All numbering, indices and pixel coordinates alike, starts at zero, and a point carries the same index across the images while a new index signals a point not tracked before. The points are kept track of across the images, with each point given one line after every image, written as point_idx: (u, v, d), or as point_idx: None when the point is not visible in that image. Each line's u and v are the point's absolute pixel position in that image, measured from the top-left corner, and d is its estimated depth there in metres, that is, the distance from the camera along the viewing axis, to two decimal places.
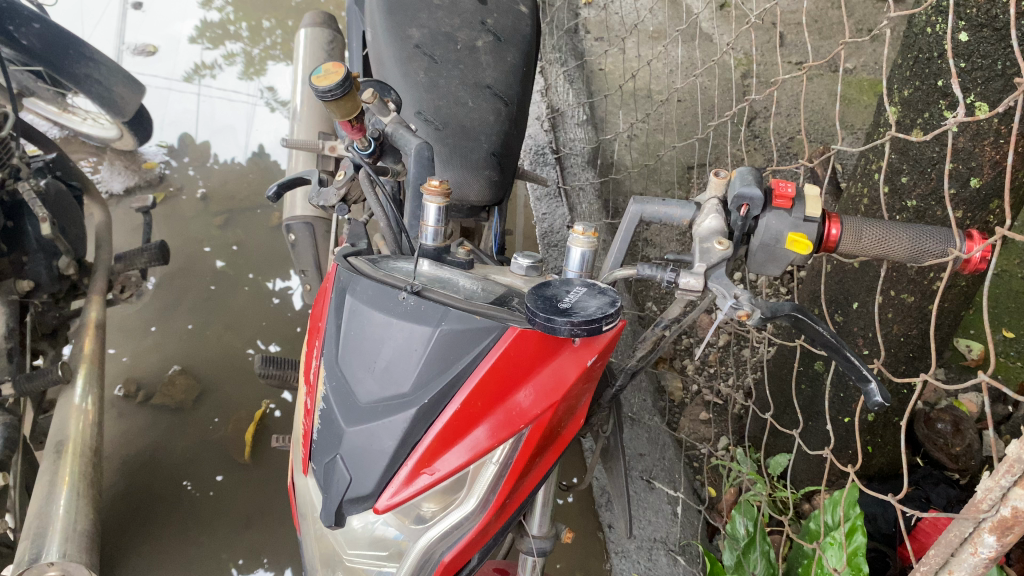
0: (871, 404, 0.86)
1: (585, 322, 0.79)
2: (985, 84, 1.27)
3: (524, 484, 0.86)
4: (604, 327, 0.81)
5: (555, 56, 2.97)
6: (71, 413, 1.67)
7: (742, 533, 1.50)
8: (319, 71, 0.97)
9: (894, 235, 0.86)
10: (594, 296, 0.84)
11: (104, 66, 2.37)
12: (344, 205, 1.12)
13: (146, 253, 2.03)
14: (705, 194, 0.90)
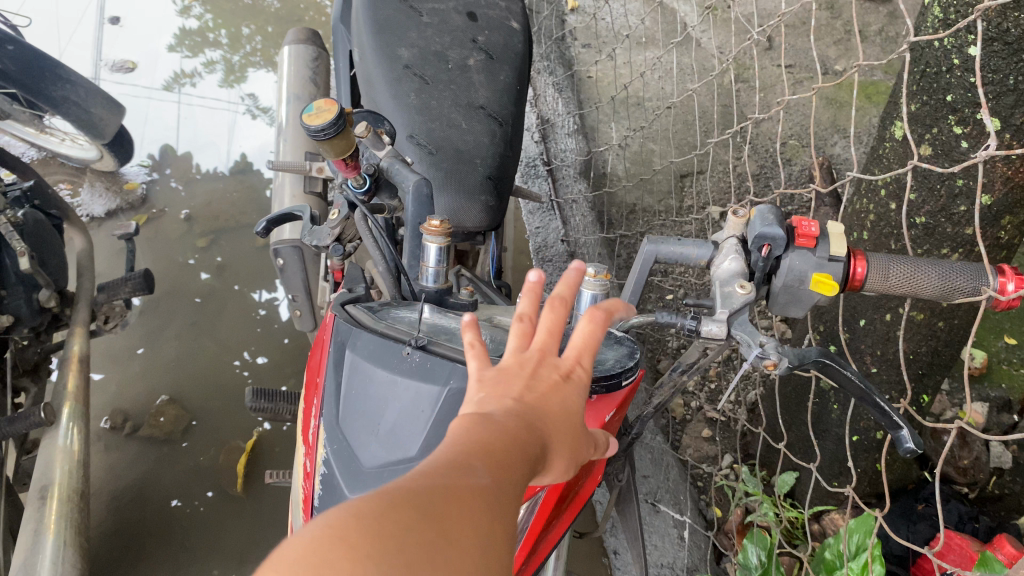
0: (903, 451, 0.82)
1: (603, 381, 0.81)
2: (996, 99, 1.23)
3: (540, 548, 0.83)
4: (621, 381, 0.83)
5: (543, 63, 2.92)
6: (55, 455, 1.61)
7: (754, 563, 1.47)
8: (310, 109, 0.92)
9: (923, 272, 0.82)
10: (612, 345, 0.86)
11: (82, 88, 2.30)
12: (339, 245, 1.08)
13: (130, 282, 1.97)
14: (722, 233, 0.86)
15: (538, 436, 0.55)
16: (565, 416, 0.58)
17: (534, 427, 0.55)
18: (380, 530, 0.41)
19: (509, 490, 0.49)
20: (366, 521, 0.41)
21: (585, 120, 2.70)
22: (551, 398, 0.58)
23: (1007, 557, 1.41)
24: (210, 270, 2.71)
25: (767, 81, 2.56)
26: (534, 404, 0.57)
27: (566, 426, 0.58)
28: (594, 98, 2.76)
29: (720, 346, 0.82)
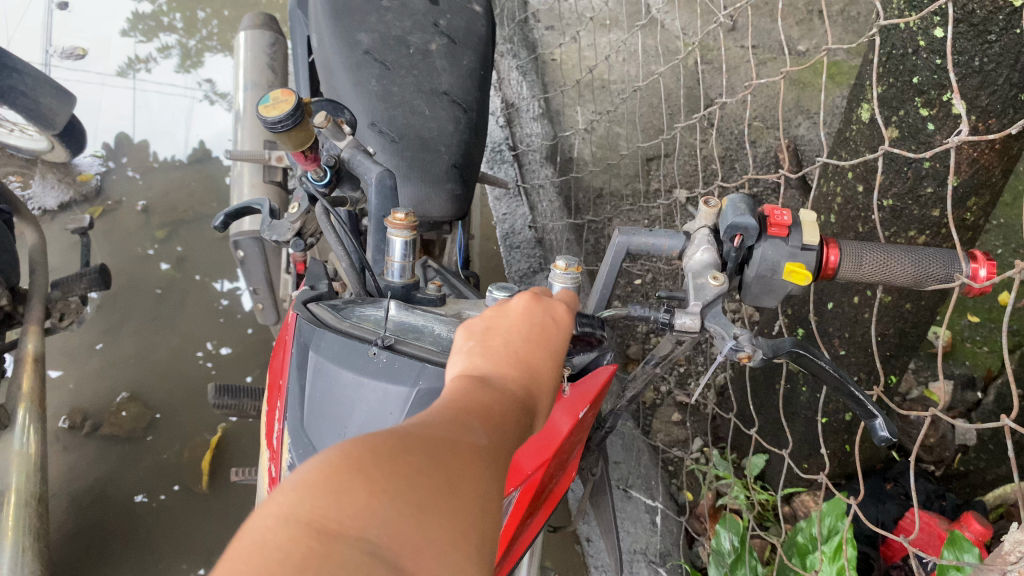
0: (877, 439, 0.81)
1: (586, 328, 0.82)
2: (962, 81, 1.23)
3: (514, 549, 0.82)
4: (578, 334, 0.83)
5: (507, 46, 2.88)
6: (11, 458, 1.56)
7: (727, 548, 1.47)
8: (267, 100, 0.88)
9: (895, 259, 0.81)
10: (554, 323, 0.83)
11: (30, 76, 2.22)
12: (300, 239, 1.04)
13: (85, 278, 1.91)
14: (694, 222, 0.84)
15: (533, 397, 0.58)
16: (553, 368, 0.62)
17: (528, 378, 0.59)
18: (394, 473, 0.42)
19: (506, 447, 0.51)
20: (386, 465, 0.42)
21: (550, 104, 2.66)
22: (541, 370, 0.60)
23: (974, 534, 1.42)
24: (170, 261, 2.64)
25: (733, 63, 2.54)
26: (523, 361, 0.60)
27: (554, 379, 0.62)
28: (559, 82, 2.73)
29: (694, 339, 0.81)
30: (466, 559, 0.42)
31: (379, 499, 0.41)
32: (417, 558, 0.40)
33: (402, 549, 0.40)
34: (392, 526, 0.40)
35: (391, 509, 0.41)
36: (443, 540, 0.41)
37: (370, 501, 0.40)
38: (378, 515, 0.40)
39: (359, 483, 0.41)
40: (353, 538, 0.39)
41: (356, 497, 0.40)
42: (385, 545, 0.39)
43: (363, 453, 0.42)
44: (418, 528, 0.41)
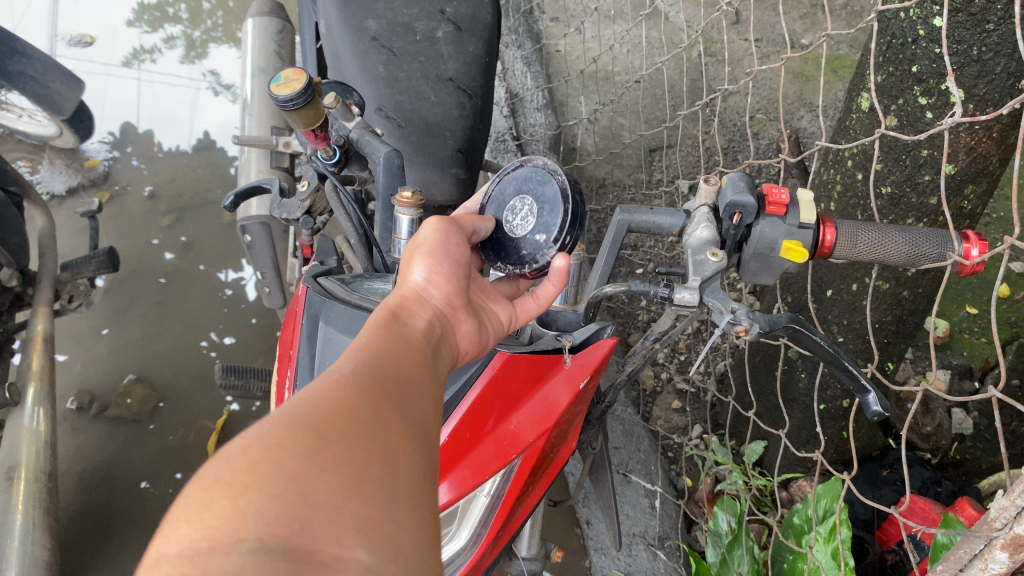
0: (869, 414, 0.84)
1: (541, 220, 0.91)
2: (961, 69, 1.24)
3: (517, 514, 0.85)
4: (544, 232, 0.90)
5: (511, 37, 2.90)
6: (22, 435, 1.59)
7: (724, 530, 1.49)
8: (278, 78, 0.91)
9: (890, 237, 0.83)
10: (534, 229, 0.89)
11: (40, 62, 2.24)
12: (309, 217, 1.07)
13: (94, 261, 1.94)
14: (694, 201, 0.86)
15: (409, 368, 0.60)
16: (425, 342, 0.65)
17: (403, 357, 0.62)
18: (264, 474, 0.44)
19: (384, 412, 0.54)
20: (256, 471, 0.44)
21: (554, 94, 2.68)
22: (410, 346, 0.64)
23: (967, 518, 1.44)
24: (175, 250, 2.66)
25: (736, 55, 2.54)
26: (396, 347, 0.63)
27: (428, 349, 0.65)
28: (563, 73, 2.74)
29: (693, 313, 0.83)
30: (357, 529, 0.44)
31: (247, 498, 0.42)
32: (303, 541, 0.41)
33: (284, 538, 0.41)
34: (269, 517, 0.42)
35: (264, 505, 0.42)
36: (330, 521, 0.43)
37: (241, 506, 0.42)
38: (249, 510, 0.42)
39: (224, 495, 0.42)
40: (229, 542, 0.40)
41: (222, 510, 0.42)
42: (264, 542, 0.40)
43: (227, 472, 0.44)
44: (299, 513, 0.43)
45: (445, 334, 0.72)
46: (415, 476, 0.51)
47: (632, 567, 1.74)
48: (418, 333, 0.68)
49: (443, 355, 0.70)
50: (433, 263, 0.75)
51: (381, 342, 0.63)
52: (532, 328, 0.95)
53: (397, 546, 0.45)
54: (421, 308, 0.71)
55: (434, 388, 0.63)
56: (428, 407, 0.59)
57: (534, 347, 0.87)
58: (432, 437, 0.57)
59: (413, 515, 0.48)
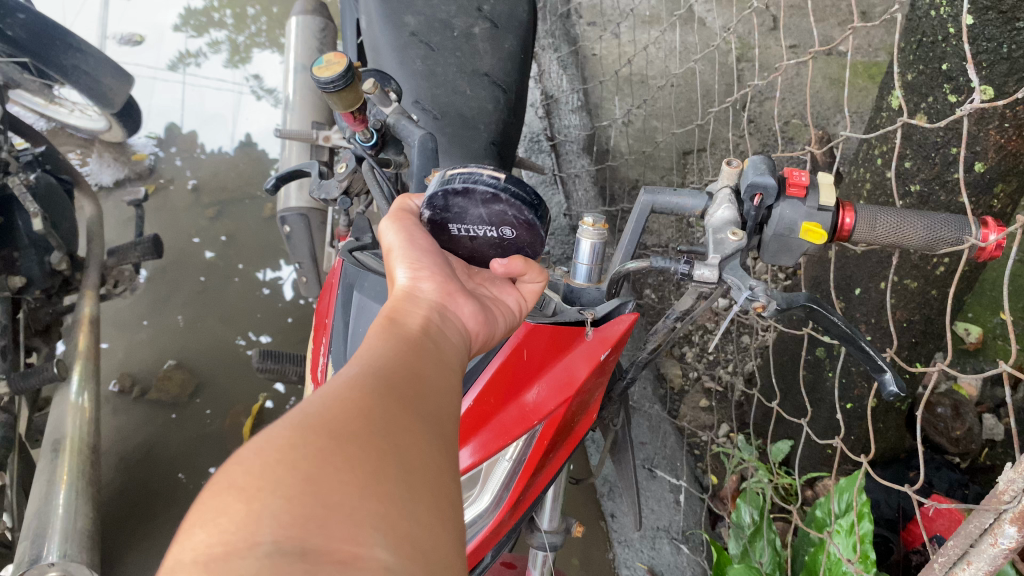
0: (886, 396, 0.85)
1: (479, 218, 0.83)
2: (990, 67, 1.23)
3: (538, 481, 0.92)
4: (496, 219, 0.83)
5: (548, 41, 2.93)
6: (67, 411, 1.65)
7: (746, 522, 1.50)
8: (321, 61, 0.96)
9: (909, 222, 0.86)
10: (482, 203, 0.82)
11: (92, 57, 2.33)
12: (346, 197, 1.11)
13: (139, 247, 2.00)
14: (717, 183, 0.91)
15: (407, 369, 0.60)
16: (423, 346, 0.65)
17: (405, 359, 0.62)
18: (278, 475, 0.44)
19: (382, 405, 0.54)
20: (270, 474, 0.44)
21: (588, 97, 2.71)
22: (411, 351, 0.64)
23: None
24: (215, 247, 2.72)
25: (769, 60, 2.49)
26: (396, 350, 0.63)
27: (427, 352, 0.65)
28: (598, 76, 2.75)
29: (713, 289, 0.87)
30: (374, 526, 0.44)
31: (262, 501, 0.42)
32: (320, 542, 0.42)
33: (300, 540, 0.41)
34: (285, 519, 0.42)
35: (280, 507, 0.42)
36: (348, 520, 0.43)
37: (256, 510, 0.42)
38: (266, 516, 0.41)
39: (238, 499, 0.43)
40: (245, 547, 0.40)
41: (237, 514, 0.42)
42: (282, 544, 0.41)
43: (241, 476, 0.44)
44: (315, 513, 0.43)
45: (445, 322, 0.73)
46: (429, 471, 0.51)
47: (656, 559, 1.75)
48: (420, 331, 0.68)
49: (452, 346, 0.71)
50: (409, 260, 0.77)
51: (387, 346, 0.63)
52: (556, 302, 1.01)
53: (413, 541, 0.46)
54: (416, 302, 0.73)
55: (446, 385, 0.63)
56: (440, 403, 0.59)
57: (558, 319, 0.95)
58: (445, 432, 0.57)
59: (427, 509, 0.48)
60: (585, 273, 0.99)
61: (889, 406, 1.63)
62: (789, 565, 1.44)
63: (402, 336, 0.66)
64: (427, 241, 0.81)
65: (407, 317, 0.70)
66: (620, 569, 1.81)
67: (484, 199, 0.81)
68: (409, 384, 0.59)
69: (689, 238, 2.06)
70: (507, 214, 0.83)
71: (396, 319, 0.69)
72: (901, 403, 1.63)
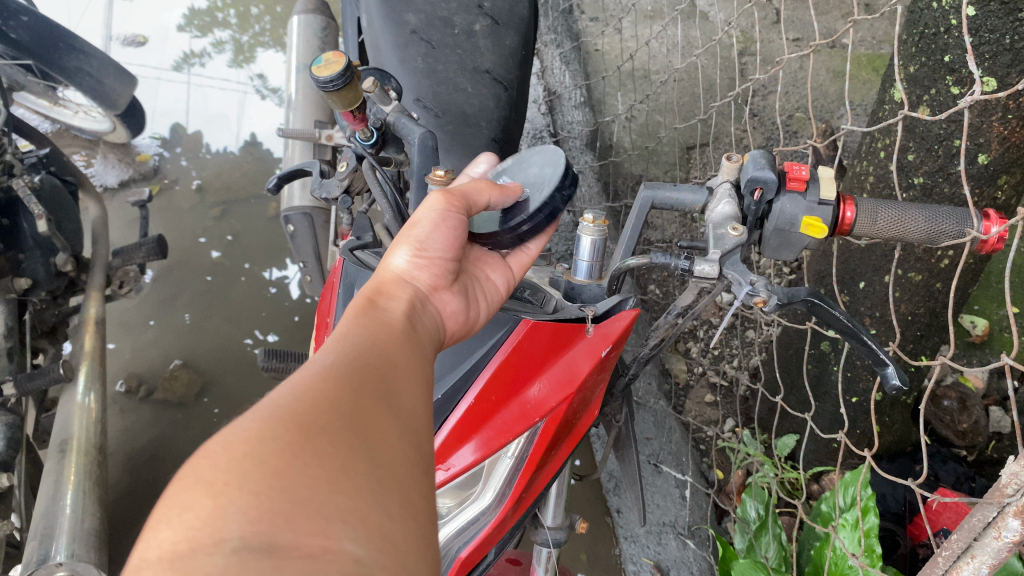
0: (889, 391, 0.84)
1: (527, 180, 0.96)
2: (993, 58, 1.22)
3: (541, 477, 0.92)
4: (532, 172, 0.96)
5: (550, 37, 2.93)
6: (73, 411, 1.66)
7: (752, 517, 1.49)
8: (319, 61, 0.97)
9: (909, 215, 0.86)
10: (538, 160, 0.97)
11: (95, 58, 2.33)
12: (347, 196, 1.11)
13: (143, 248, 2.01)
14: (717, 178, 0.91)
15: (381, 356, 0.62)
16: (399, 334, 0.67)
17: (382, 347, 0.63)
18: (245, 469, 0.45)
19: (353, 391, 0.55)
20: (237, 468, 0.45)
21: (592, 93, 2.70)
22: (386, 338, 0.65)
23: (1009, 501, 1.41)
24: (221, 247, 2.73)
25: (772, 53, 2.47)
26: (372, 337, 0.64)
27: (401, 339, 0.67)
28: (600, 71, 2.74)
29: (713, 285, 0.87)
30: (344, 521, 0.45)
31: (228, 497, 0.43)
32: (288, 537, 0.42)
33: (267, 535, 0.42)
34: (251, 514, 0.43)
35: (246, 503, 0.43)
36: (316, 515, 0.44)
37: (221, 506, 0.43)
38: (232, 514, 0.42)
39: (204, 494, 0.44)
40: (211, 543, 0.41)
41: (203, 509, 0.43)
42: (248, 541, 0.41)
43: (207, 472, 0.45)
44: (283, 509, 0.44)
45: (426, 312, 0.76)
46: (401, 462, 0.52)
47: (662, 554, 1.74)
48: (399, 319, 0.70)
49: (428, 337, 0.73)
50: (422, 247, 0.78)
51: (362, 333, 0.64)
52: (556, 300, 1.01)
53: (384, 536, 0.47)
54: (399, 291, 0.75)
55: (419, 371, 0.64)
56: (412, 390, 0.61)
57: (558, 316, 0.95)
58: (418, 422, 0.58)
59: (399, 504, 0.49)
60: (586, 270, 0.99)
61: (894, 400, 1.63)
62: (794, 560, 1.43)
63: (379, 322, 0.68)
64: (454, 235, 0.81)
65: (388, 303, 0.72)
66: (627, 564, 1.81)
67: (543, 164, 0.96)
68: (383, 370, 0.60)
69: (693, 234, 2.06)
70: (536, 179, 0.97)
71: (375, 305, 0.70)
72: (906, 396, 1.63)
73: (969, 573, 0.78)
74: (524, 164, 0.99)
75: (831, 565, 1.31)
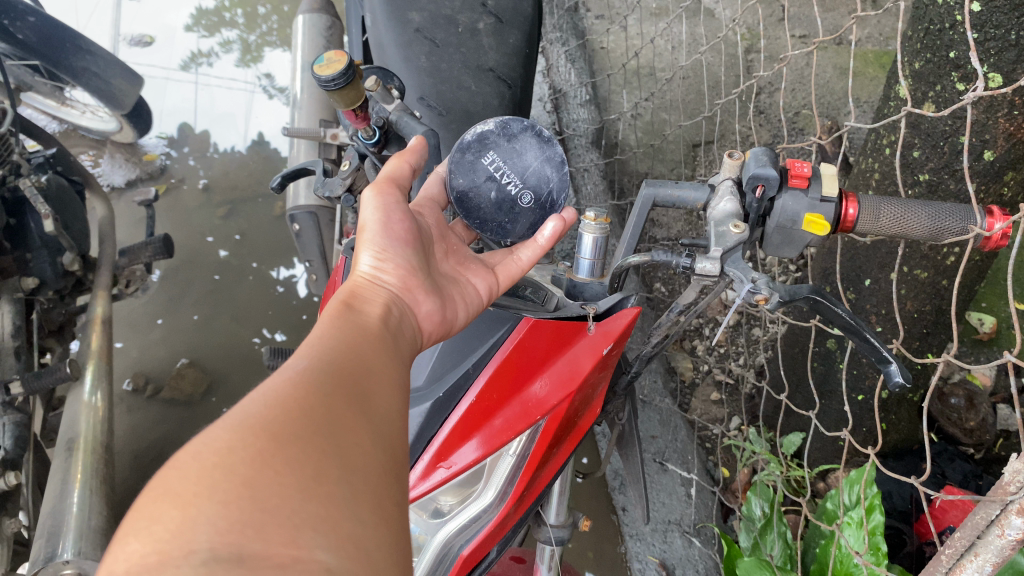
0: (892, 387, 0.84)
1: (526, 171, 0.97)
2: (999, 54, 1.21)
3: (542, 475, 0.92)
4: (530, 162, 0.97)
5: (556, 35, 2.92)
6: (80, 410, 1.67)
7: (757, 515, 1.51)
8: (321, 59, 0.97)
9: (912, 212, 0.85)
10: (539, 149, 0.97)
11: (102, 58, 2.34)
12: (349, 195, 1.11)
13: (150, 247, 2.02)
14: (718, 176, 0.91)
15: (356, 358, 0.63)
16: (372, 336, 0.69)
17: (356, 349, 0.65)
18: (214, 482, 0.46)
19: (323, 388, 0.57)
20: (207, 481, 0.46)
21: (597, 91, 2.70)
22: (360, 340, 0.67)
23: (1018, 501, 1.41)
24: (228, 246, 2.74)
25: (778, 50, 2.46)
26: (346, 340, 0.66)
27: (374, 340, 0.68)
28: (606, 69, 2.74)
29: (715, 283, 0.87)
30: (316, 529, 0.46)
31: (197, 508, 0.44)
32: (258, 547, 0.43)
33: (237, 547, 0.43)
34: (221, 525, 0.43)
35: (215, 514, 0.44)
36: (286, 523, 0.45)
37: (191, 518, 0.43)
38: (201, 527, 0.43)
39: (173, 506, 0.44)
40: (180, 555, 0.41)
41: (172, 521, 0.43)
42: (217, 552, 0.42)
43: (177, 484, 0.45)
44: (252, 519, 0.44)
45: (402, 315, 0.78)
46: (372, 470, 0.53)
47: (668, 553, 1.74)
48: (375, 323, 0.72)
49: (403, 340, 0.74)
50: (383, 252, 0.81)
51: (337, 338, 0.65)
52: (559, 298, 1.01)
53: (356, 544, 0.47)
54: (374, 295, 0.76)
55: (394, 378, 0.65)
56: (386, 397, 0.62)
57: (560, 315, 0.95)
58: (389, 429, 0.59)
59: (371, 510, 0.50)
60: (587, 268, 0.98)
61: (900, 398, 1.62)
62: (799, 558, 1.43)
63: (356, 326, 0.69)
64: (400, 228, 0.85)
65: (364, 308, 0.74)
66: (632, 562, 1.81)
67: (545, 155, 0.97)
68: (356, 371, 0.61)
69: (699, 232, 2.05)
70: (536, 166, 0.97)
71: (351, 309, 0.72)
72: (912, 394, 1.62)
73: (971, 571, 0.78)
74: (517, 151, 0.97)
75: (836, 563, 1.31)
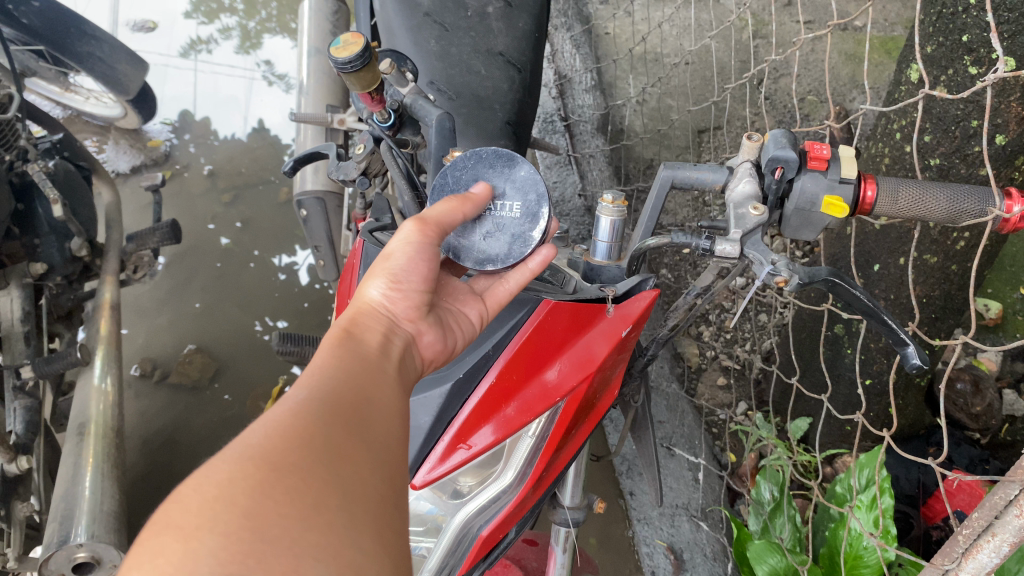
0: (908, 369, 0.85)
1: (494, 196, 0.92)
2: (1013, 38, 1.21)
3: (558, 459, 0.93)
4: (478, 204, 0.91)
5: (560, 20, 2.81)
6: (91, 395, 1.68)
7: (767, 498, 1.51)
8: (338, 43, 0.98)
9: (931, 194, 0.85)
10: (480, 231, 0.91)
11: (107, 44, 2.34)
12: (365, 178, 1.10)
13: (157, 233, 2.02)
14: (737, 158, 0.92)
15: (360, 396, 0.62)
16: (373, 371, 0.68)
17: (358, 387, 0.64)
18: (217, 512, 0.46)
19: (322, 426, 0.56)
20: (209, 512, 0.46)
21: (602, 76, 2.70)
22: (363, 376, 0.65)
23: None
24: (231, 233, 2.73)
25: (785, 36, 2.45)
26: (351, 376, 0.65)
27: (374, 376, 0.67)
28: (611, 55, 2.73)
29: (734, 264, 0.89)
30: (316, 558, 0.45)
31: (199, 540, 0.44)
32: None
33: None
34: (222, 556, 0.43)
35: (217, 546, 0.44)
36: (287, 551, 0.45)
37: (193, 549, 0.44)
38: (202, 557, 0.43)
39: (175, 539, 0.44)
40: None
41: (174, 554, 0.43)
42: None
43: (180, 517, 0.46)
44: (252, 548, 0.44)
45: (402, 345, 0.76)
46: (373, 496, 0.53)
47: (675, 536, 1.74)
48: (377, 352, 0.71)
49: (403, 369, 0.73)
50: (395, 281, 0.79)
51: (340, 366, 0.65)
52: (576, 280, 1.02)
53: (355, 568, 0.47)
54: (374, 323, 0.75)
55: (395, 406, 0.65)
56: (388, 425, 0.61)
57: (579, 297, 0.95)
58: (392, 458, 0.58)
59: (372, 537, 0.50)
60: (605, 250, 1.01)
61: (908, 382, 1.63)
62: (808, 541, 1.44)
63: (356, 355, 0.68)
64: (428, 268, 0.82)
65: (364, 335, 0.73)
66: (640, 546, 1.82)
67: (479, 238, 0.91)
68: (358, 408, 0.60)
69: (705, 217, 2.05)
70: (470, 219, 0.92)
71: (352, 338, 0.71)
72: (920, 379, 1.62)
73: (989, 551, 0.78)
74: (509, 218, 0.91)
75: (847, 546, 1.31)
